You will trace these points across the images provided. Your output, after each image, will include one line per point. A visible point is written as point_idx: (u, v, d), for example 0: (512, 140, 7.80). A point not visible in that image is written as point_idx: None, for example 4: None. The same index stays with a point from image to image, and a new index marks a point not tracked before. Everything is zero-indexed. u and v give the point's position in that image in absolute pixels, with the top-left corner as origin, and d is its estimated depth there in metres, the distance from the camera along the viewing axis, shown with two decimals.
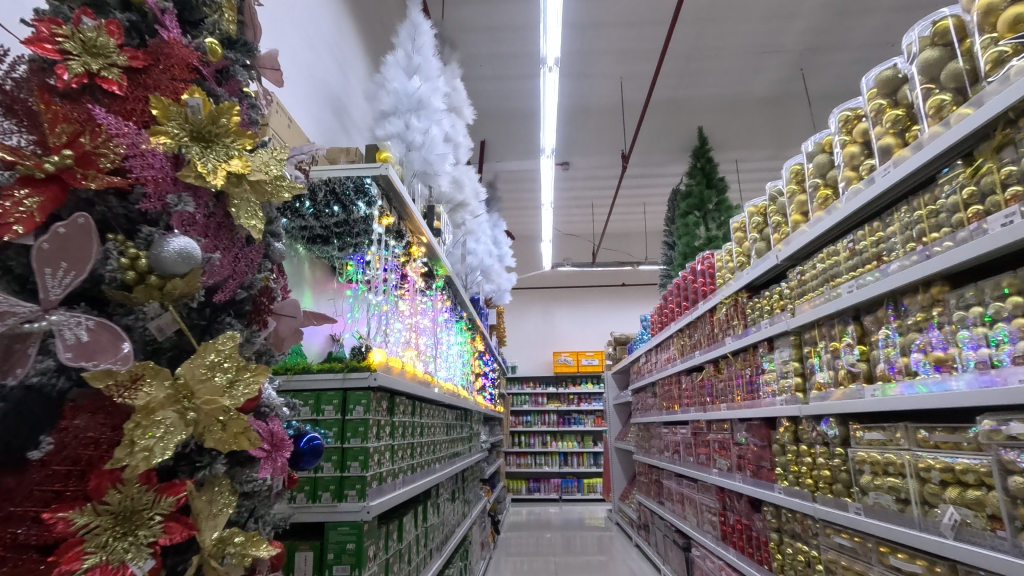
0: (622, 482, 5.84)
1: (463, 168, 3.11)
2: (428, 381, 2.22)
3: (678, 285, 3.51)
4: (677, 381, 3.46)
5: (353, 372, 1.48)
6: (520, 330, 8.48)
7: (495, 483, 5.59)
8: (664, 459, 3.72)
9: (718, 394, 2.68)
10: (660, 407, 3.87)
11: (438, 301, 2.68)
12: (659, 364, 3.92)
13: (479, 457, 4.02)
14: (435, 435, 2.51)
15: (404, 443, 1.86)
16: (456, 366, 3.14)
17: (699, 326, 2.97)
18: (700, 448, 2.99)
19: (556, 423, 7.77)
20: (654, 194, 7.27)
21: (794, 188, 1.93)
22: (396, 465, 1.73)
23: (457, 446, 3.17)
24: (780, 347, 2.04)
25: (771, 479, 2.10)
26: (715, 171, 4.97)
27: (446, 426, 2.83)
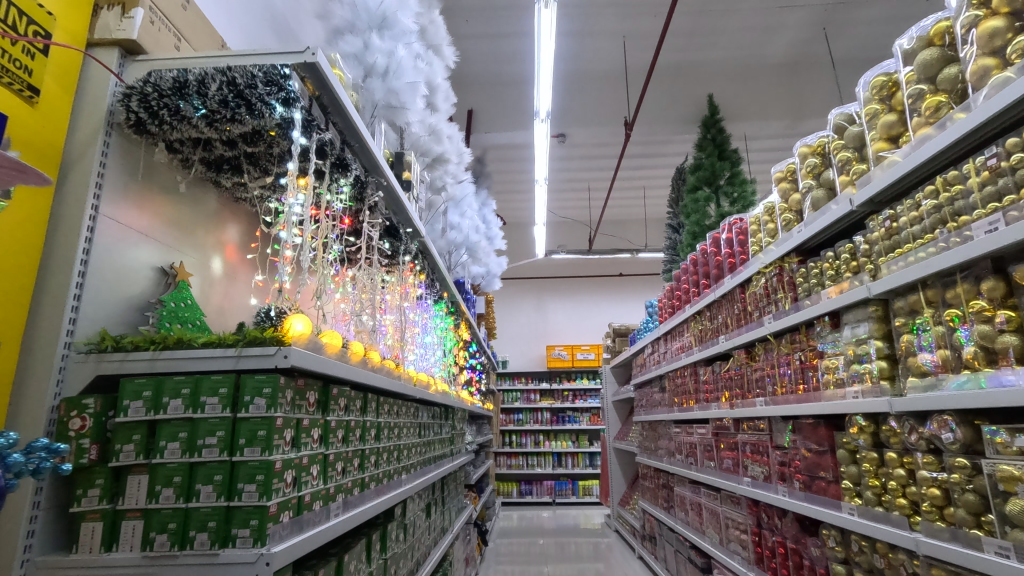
0: (621, 486, 5.37)
1: (443, 117, 2.60)
2: (390, 371, 1.70)
3: (694, 262, 3.01)
4: (693, 373, 2.98)
5: (251, 347, 0.96)
6: (511, 323, 7.99)
7: (482, 487, 5.09)
8: (676, 462, 3.24)
9: (752, 386, 2.20)
10: (671, 404, 3.38)
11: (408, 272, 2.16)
12: (669, 355, 3.44)
13: (463, 461, 3.51)
14: (403, 439, 2.00)
15: (349, 453, 1.35)
16: (433, 355, 2.63)
17: (724, 305, 2.48)
18: (724, 451, 2.51)
19: (549, 421, 7.29)
20: (655, 176, 6.79)
21: (877, 108, 1.44)
22: (333, 483, 1.22)
23: (436, 449, 2.66)
24: (850, 322, 1.55)
25: (836, 495, 1.62)
26: (727, 142, 4.49)
27: (420, 427, 2.32)
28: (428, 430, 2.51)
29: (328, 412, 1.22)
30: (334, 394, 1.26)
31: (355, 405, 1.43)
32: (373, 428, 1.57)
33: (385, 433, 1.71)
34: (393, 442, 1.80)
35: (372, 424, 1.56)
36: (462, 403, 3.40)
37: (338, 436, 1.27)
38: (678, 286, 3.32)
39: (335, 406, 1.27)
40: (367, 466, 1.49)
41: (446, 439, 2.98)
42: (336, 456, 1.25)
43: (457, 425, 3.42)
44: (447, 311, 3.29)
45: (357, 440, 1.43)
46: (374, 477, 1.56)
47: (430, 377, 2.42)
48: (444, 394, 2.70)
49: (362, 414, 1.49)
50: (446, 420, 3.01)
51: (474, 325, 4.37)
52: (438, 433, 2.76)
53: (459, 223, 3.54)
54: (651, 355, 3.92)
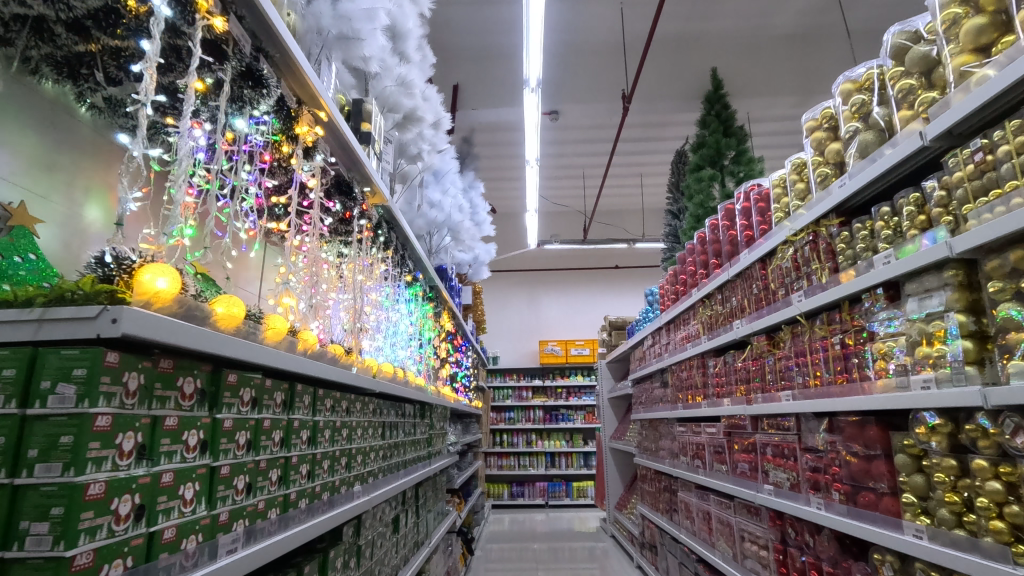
0: (617, 488, 5.04)
1: (416, 69, 2.26)
2: (332, 357, 1.37)
3: (702, 239, 2.66)
4: (700, 365, 2.64)
5: (62, 306, 0.63)
6: (502, 317, 7.65)
7: (469, 491, 4.76)
8: (680, 465, 2.91)
9: (776, 377, 1.86)
10: (675, 401, 3.05)
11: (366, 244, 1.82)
12: (672, 347, 3.10)
13: (445, 463, 3.18)
14: (361, 443, 1.66)
15: (261, 465, 1.02)
16: (405, 344, 2.29)
17: (740, 285, 2.15)
18: (738, 454, 2.18)
19: (542, 420, 6.97)
20: (653, 162, 6.46)
21: (958, 12, 1.11)
22: (223, 508, 0.88)
23: (409, 452, 2.33)
24: (916, 294, 1.21)
25: (894, 512, 1.28)
26: (733, 119, 4.15)
27: (386, 427, 1.98)
28: (397, 430, 2.17)
29: (220, 409, 0.89)
30: (234, 385, 0.93)
31: (274, 401, 1.10)
32: (306, 430, 1.24)
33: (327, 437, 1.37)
34: (341, 445, 1.46)
35: (305, 425, 1.23)
36: (443, 401, 3.06)
37: (241, 442, 0.95)
38: (683, 268, 2.98)
39: (236, 398, 0.94)
40: (294, 480, 1.15)
41: (423, 440, 2.64)
42: (236, 470, 0.92)
43: (439, 423, 3.08)
44: (427, 299, 2.95)
45: (276, 446, 1.09)
46: (307, 490, 1.22)
47: (399, 369, 2.08)
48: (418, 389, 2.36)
49: (287, 414, 1.16)
50: (423, 419, 2.67)
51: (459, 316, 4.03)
52: (411, 434, 2.41)
53: (440, 201, 3.20)
54: (651, 347, 3.59)
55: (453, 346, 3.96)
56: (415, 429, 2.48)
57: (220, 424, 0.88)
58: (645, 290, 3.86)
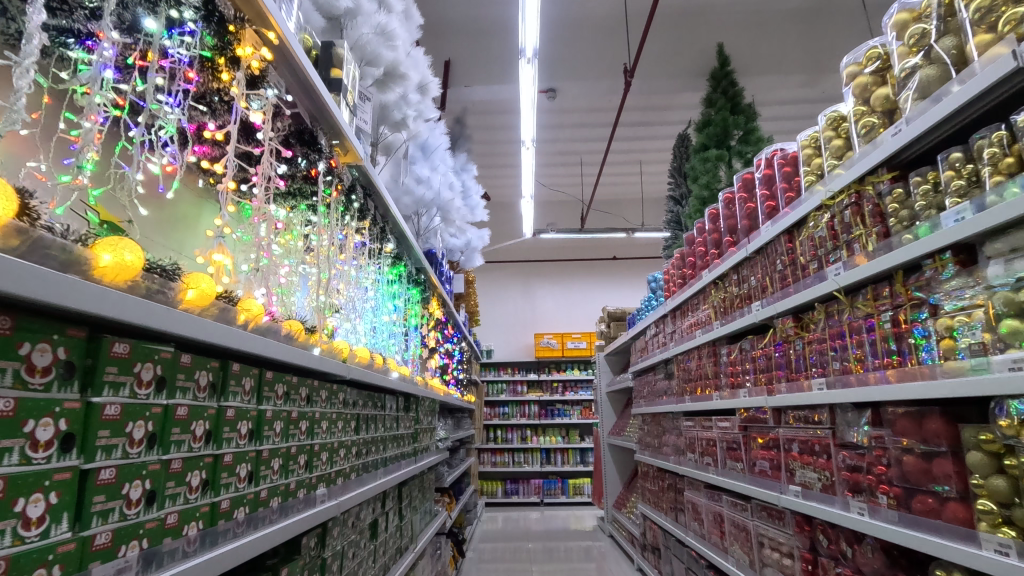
0: (616, 486, 4.83)
1: (400, 20, 2.03)
2: (287, 336, 1.14)
3: (714, 216, 2.44)
4: (711, 354, 2.42)
5: None
6: (496, 309, 7.42)
7: (461, 489, 4.53)
8: (687, 462, 2.69)
9: (805, 364, 1.64)
10: (681, 393, 2.83)
11: (336, 212, 1.58)
12: (678, 336, 2.87)
13: (434, 460, 2.95)
14: (327, 439, 1.43)
15: (172, 466, 0.81)
16: (388, 330, 2.06)
17: (761, 263, 1.92)
18: (756, 451, 1.96)
19: (537, 415, 6.75)
20: (653, 148, 6.24)
21: None
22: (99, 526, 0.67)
23: (391, 449, 2.09)
24: (1000, 256, 0.98)
25: (966, 521, 1.06)
26: (741, 96, 3.92)
27: (361, 423, 1.74)
28: (377, 425, 1.94)
29: (98, 391, 0.69)
30: (122, 360, 0.72)
31: (198, 383, 0.89)
32: (249, 421, 1.03)
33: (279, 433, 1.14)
34: (302, 440, 1.25)
35: (246, 415, 1.02)
36: (433, 393, 2.83)
37: (137, 437, 0.74)
38: (692, 250, 2.75)
39: (126, 378, 0.74)
40: (228, 485, 0.94)
41: (408, 435, 2.41)
42: (127, 475, 0.72)
43: (426, 417, 2.85)
44: (415, 284, 2.72)
45: (200, 441, 0.88)
46: (248, 496, 1.00)
47: (378, 356, 1.85)
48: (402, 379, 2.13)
49: (219, 402, 0.95)
50: (409, 413, 2.44)
51: (450, 306, 3.79)
52: (394, 428, 2.18)
53: (428, 177, 2.96)
54: (654, 337, 3.37)
55: (444, 336, 3.73)
56: (398, 424, 2.25)
57: (96, 411, 0.67)
58: (647, 277, 3.64)
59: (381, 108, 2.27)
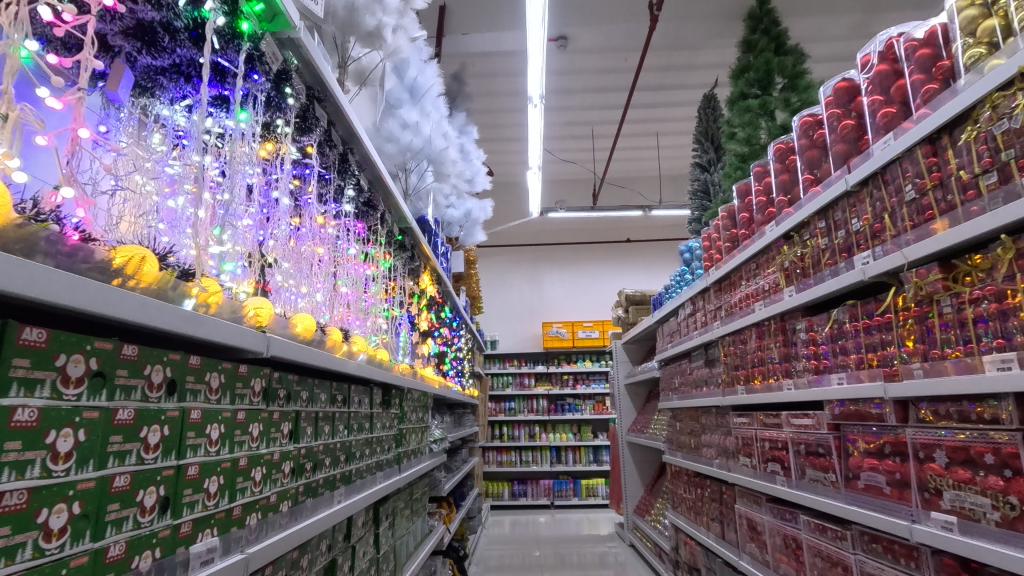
0: (637, 489, 4.30)
1: None
2: (105, 265, 0.59)
3: (783, 154, 1.88)
4: (778, 332, 1.87)
5: None
6: (501, 297, 6.88)
7: (461, 494, 4.01)
8: (741, 469, 2.16)
9: (965, 332, 1.09)
10: (729, 383, 2.29)
11: (237, 111, 1.03)
12: (726, 314, 2.33)
13: (429, 466, 2.43)
14: (255, 449, 0.93)
15: (190, 472, 0.74)
16: (355, 297, 1.55)
17: (872, 199, 1.37)
18: (859, 459, 1.43)
19: (546, 410, 6.23)
20: (672, 117, 5.67)
21: None
22: None
23: (364, 458, 1.57)
24: None
25: None
26: (785, 36, 3.36)
27: (316, 428, 1.22)
28: (341, 426, 1.40)
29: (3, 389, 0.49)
30: (38, 353, 0.53)
31: (210, 385, 0.81)
32: (260, 423, 0.94)
33: (148, 448, 0.67)
34: (217, 455, 0.80)
35: (258, 416, 0.94)
36: (424, 383, 2.30)
37: (151, 442, 0.67)
38: (746, 204, 2.20)
39: None
40: (244, 490, 0.87)
41: (390, 438, 1.86)
42: (47, 499, 0.53)
43: (417, 415, 2.30)
44: (404, 248, 2.21)
45: (67, 462, 0.55)
46: (261, 501, 0.92)
47: (336, 329, 1.33)
48: (375, 363, 1.60)
49: (105, 401, 0.61)
50: (392, 410, 1.90)
51: (449, 285, 3.26)
52: (369, 431, 1.64)
53: (418, 122, 2.43)
54: (689, 318, 2.83)
55: (440, 319, 3.21)
56: (375, 423, 1.71)
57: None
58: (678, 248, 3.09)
59: (348, 11, 1.75)
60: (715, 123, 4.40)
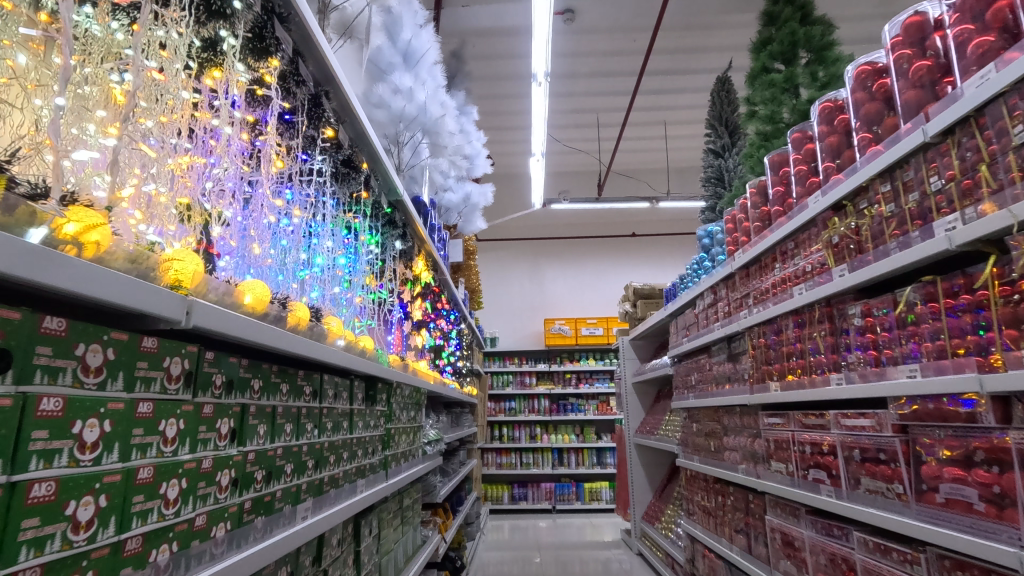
0: (645, 495, 4.05)
1: None
2: None
3: (831, 113, 1.62)
4: (824, 320, 1.62)
5: None
6: (501, 292, 6.63)
7: (458, 499, 3.76)
8: (774, 476, 1.91)
9: None
10: (760, 380, 2.03)
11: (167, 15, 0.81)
12: (756, 302, 2.06)
13: (422, 470, 2.18)
14: (167, 456, 0.69)
15: (34, 493, 0.51)
16: (331, 271, 1.31)
17: (959, 150, 1.12)
18: (940, 468, 1.18)
19: (548, 410, 5.98)
20: (682, 105, 5.43)
21: None
22: None
23: (341, 463, 1.32)
24: None
25: None
26: (811, 8, 3.11)
27: (274, 428, 0.98)
28: (310, 425, 1.16)
29: None
30: None
31: (85, 362, 0.58)
32: (180, 421, 0.72)
33: None
34: (89, 467, 0.57)
35: (177, 408, 0.71)
36: (416, 377, 2.05)
37: None
38: (781, 177, 1.93)
39: None
40: (145, 514, 0.64)
41: (375, 441, 1.60)
42: None
43: (408, 414, 2.04)
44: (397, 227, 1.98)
45: None
46: (178, 524, 0.69)
47: (302, 304, 1.09)
48: (352, 350, 1.34)
49: None
50: (377, 408, 1.64)
51: (446, 274, 3.01)
52: (346, 431, 1.38)
53: (413, 87, 2.20)
54: (708, 310, 2.56)
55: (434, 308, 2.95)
56: (355, 423, 1.45)
57: None
58: (696, 234, 2.82)
59: None
60: (730, 108, 4.15)
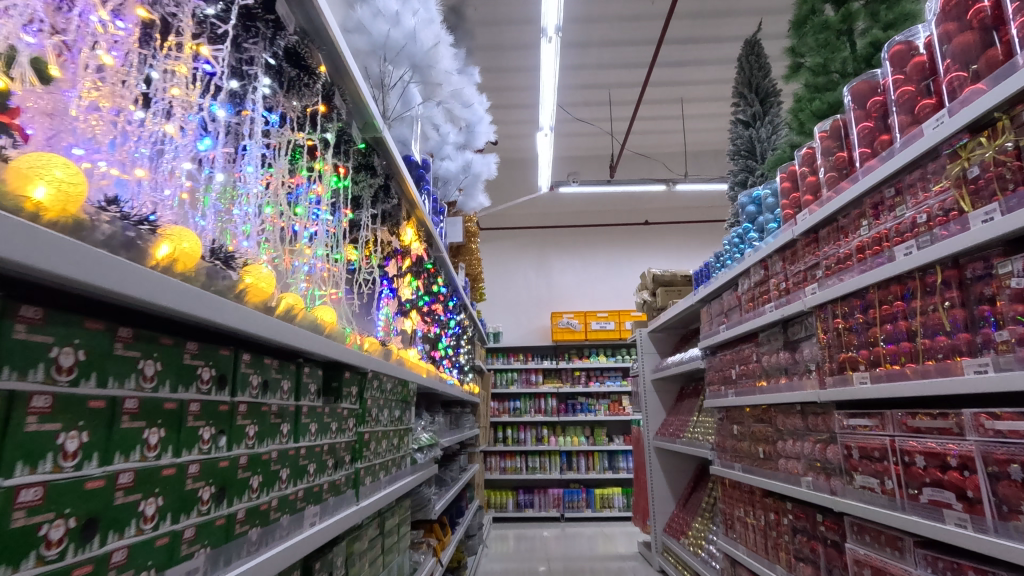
0: (666, 505, 3.62)
1: None
2: None
3: (962, 6, 1.19)
4: (949, 286, 1.20)
5: None
6: (504, 285, 6.21)
7: (457, 511, 3.33)
8: (860, 494, 1.48)
9: None
10: (833, 372, 1.62)
11: None
12: (828, 274, 1.64)
13: (410, 483, 1.76)
14: None
15: None
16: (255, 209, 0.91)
17: None
18: None
19: (555, 411, 5.55)
20: (701, 79, 5.01)
21: None
22: None
23: (274, 483, 0.90)
24: None
25: None
26: None
27: (106, 436, 0.58)
28: (207, 433, 0.74)
29: None
30: None
31: None
32: None
33: None
34: None
35: None
36: (402, 368, 1.62)
37: None
38: (870, 109, 1.50)
39: None
40: None
41: (340, 451, 1.17)
42: None
43: (393, 415, 1.61)
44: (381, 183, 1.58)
45: None
46: None
47: (188, 233, 0.65)
48: (290, 320, 0.91)
49: None
50: (345, 407, 1.21)
51: (444, 252, 2.58)
52: (285, 438, 0.95)
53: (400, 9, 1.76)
54: (757, 290, 2.13)
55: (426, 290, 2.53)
56: (303, 426, 1.01)
57: None
58: (738, 201, 2.37)
59: None
60: (761, 73, 3.69)
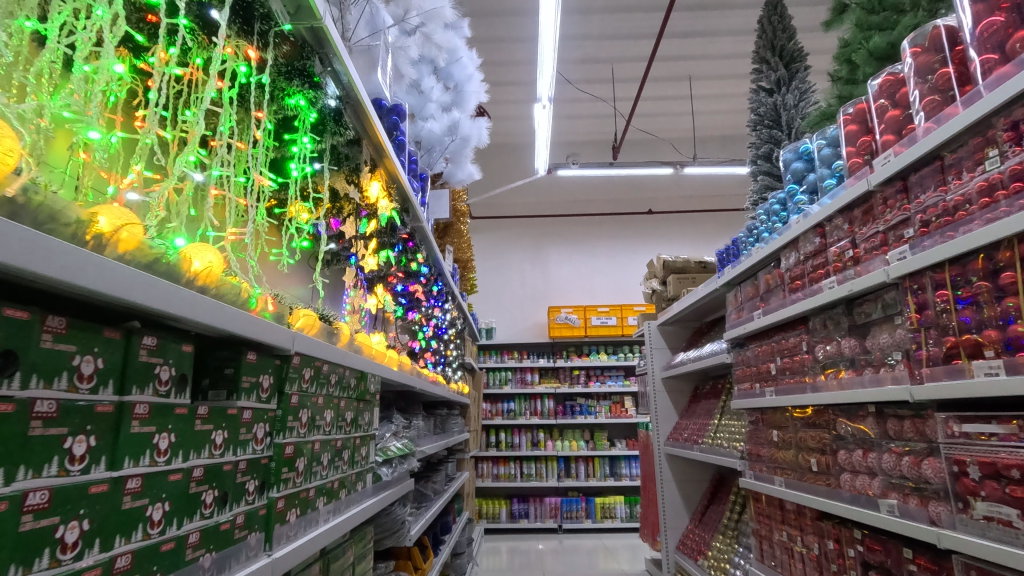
0: (679, 518, 3.21)
1: None
2: None
3: None
4: None
5: None
6: (498, 278, 5.79)
7: (443, 529, 2.90)
8: (984, 526, 1.08)
9: None
10: (933, 362, 1.21)
11: None
12: (924, 232, 1.23)
13: (373, 506, 1.33)
14: None
15: None
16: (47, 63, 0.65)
17: None
18: None
19: (552, 413, 5.14)
20: (710, 53, 4.64)
21: None
22: None
23: (40, 551, 0.46)
24: None
25: None
26: None
27: None
28: None
29: None
30: None
31: None
32: None
33: None
34: None
35: None
36: (354, 356, 1.20)
37: None
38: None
39: None
40: None
41: (232, 476, 0.74)
42: None
43: (345, 422, 1.17)
44: (333, 109, 1.18)
45: None
46: None
47: None
48: (87, 246, 0.50)
49: None
50: (244, 410, 0.77)
51: (427, 226, 2.16)
52: (81, 473, 0.51)
53: None
54: (810, 265, 1.71)
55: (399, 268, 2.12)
56: (138, 444, 0.58)
57: None
58: (780, 158, 1.94)
59: None
60: (786, 34, 3.28)
